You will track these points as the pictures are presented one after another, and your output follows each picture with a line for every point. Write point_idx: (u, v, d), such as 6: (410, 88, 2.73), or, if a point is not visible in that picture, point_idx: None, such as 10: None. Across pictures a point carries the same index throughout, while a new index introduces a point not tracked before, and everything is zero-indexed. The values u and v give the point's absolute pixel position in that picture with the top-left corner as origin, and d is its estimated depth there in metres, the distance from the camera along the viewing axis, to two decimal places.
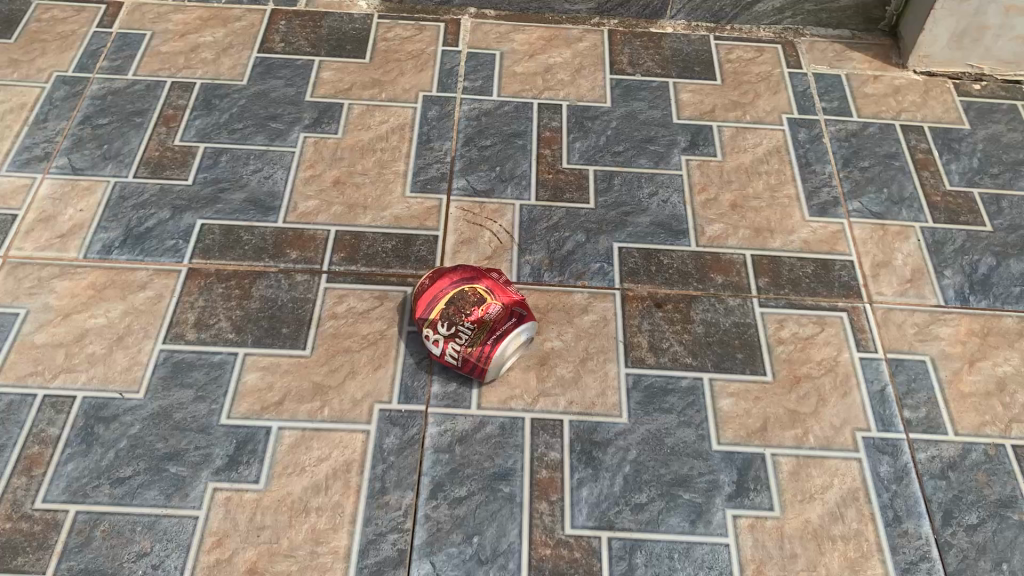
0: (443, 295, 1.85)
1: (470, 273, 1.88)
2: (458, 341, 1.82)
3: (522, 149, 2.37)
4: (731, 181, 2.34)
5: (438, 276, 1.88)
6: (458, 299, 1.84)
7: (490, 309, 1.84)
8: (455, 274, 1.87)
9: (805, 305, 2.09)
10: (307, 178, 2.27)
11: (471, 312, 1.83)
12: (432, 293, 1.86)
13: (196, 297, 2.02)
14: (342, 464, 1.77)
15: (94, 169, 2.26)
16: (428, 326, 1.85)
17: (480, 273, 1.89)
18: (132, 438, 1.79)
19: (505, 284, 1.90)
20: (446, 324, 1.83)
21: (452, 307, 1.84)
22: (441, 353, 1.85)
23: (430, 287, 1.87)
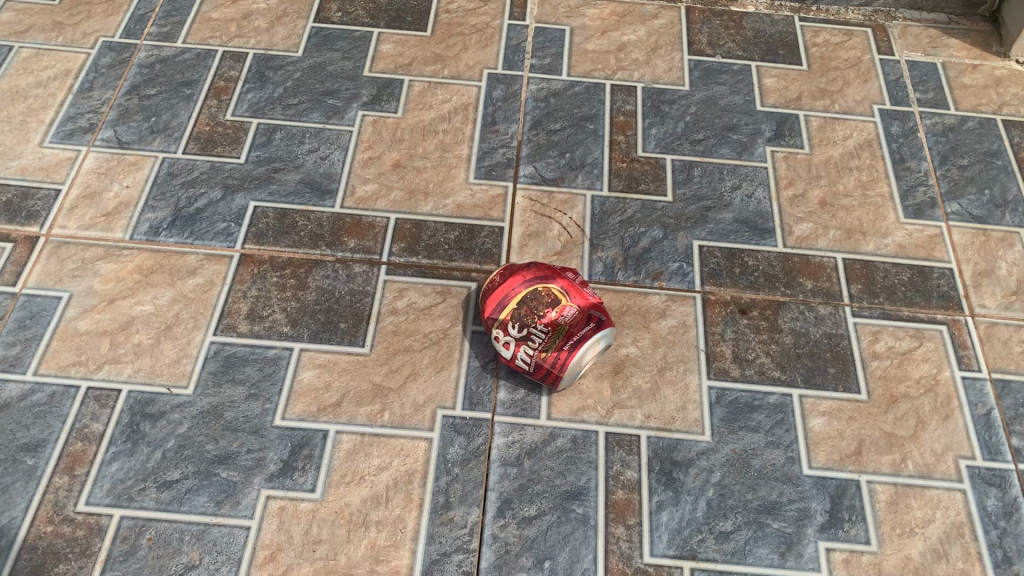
0: (514, 293, 1.63)
1: (544, 270, 1.66)
2: (531, 345, 1.64)
3: (594, 134, 2.21)
4: (820, 175, 2.18)
5: (509, 272, 1.66)
6: (531, 299, 1.62)
7: (566, 312, 1.62)
8: (528, 271, 1.64)
9: (901, 317, 1.93)
10: (366, 160, 2.13)
11: (546, 314, 1.61)
12: (501, 291, 1.64)
13: (249, 286, 1.89)
14: (403, 474, 1.65)
15: (141, 143, 2.14)
16: (496, 326, 1.65)
17: (554, 272, 1.67)
18: (180, 438, 1.68)
19: (581, 284, 1.68)
20: (516, 325, 1.63)
21: (524, 307, 1.62)
22: (512, 356, 1.68)
23: (499, 283, 1.65)
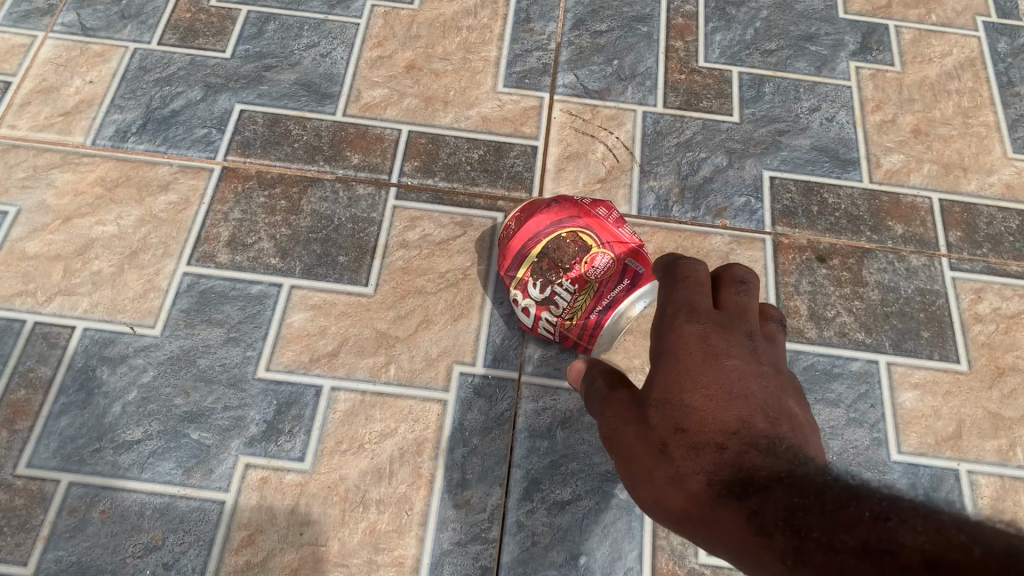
0: (532, 244, 1.31)
1: (568, 208, 1.32)
2: (554, 311, 1.35)
3: (647, 38, 1.85)
4: (914, 98, 1.83)
5: (524, 214, 1.33)
6: (552, 249, 1.30)
7: (597, 261, 1.29)
8: (550, 213, 1.31)
9: (1008, 273, 1.62)
10: (375, 59, 1.79)
11: (572, 268, 1.30)
12: (516, 241, 1.33)
13: (232, 207, 1.58)
14: (411, 443, 1.36)
15: (109, 30, 1.79)
16: (514, 282, 1.35)
17: (581, 208, 1.33)
18: (144, 389, 1.40)
19: (616, 221, 1.33)
20: (538, 282, 1.33)
21: (546, 261, 1.31)
22: (532, 323, 1.40)
23: (514, 231, 1.34)
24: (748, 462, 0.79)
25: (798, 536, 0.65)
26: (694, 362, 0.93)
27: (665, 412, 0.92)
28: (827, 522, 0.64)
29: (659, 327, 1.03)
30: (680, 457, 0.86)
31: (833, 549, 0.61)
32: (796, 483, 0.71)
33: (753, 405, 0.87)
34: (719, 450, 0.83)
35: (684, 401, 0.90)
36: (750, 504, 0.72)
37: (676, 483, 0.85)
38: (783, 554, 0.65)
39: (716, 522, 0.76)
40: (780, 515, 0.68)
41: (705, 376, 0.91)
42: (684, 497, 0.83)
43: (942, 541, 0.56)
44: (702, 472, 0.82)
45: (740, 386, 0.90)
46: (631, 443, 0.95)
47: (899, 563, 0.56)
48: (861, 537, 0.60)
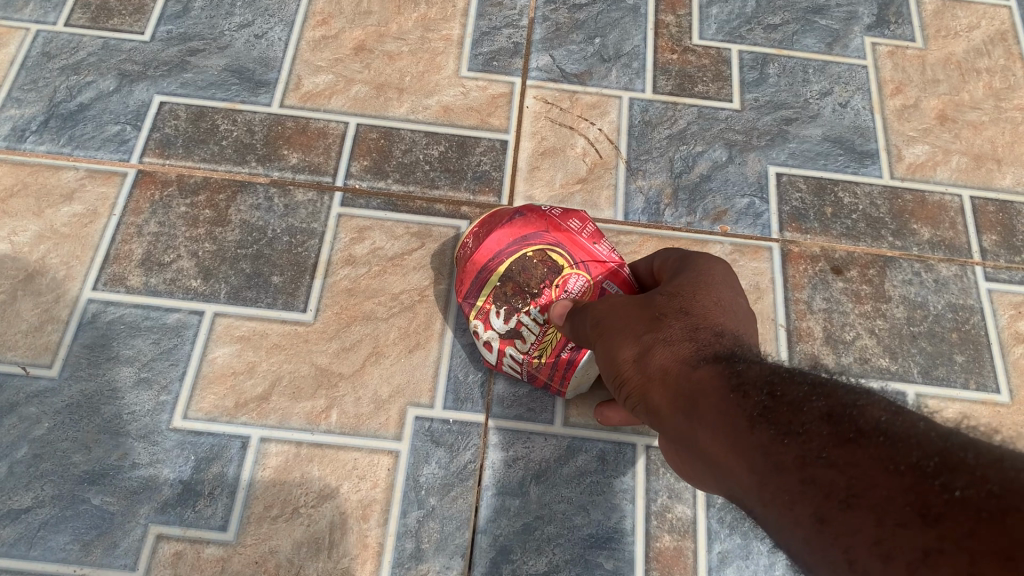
0: (492, 265, 1.10)
1: (534, 221, 1.11)
2: (519, 348, 1.13)
3: (634, 12, 1.61)
4: (938, 79, 1.61)
5: (482, 231, 1.12)
6: (516, 272, 1.09)
7: (570, 284, 1.09)
8: (509, 228, 1.10)
9: None
10: (318, 40, 1.54)
11: (540, 293, 1.09)
12: (473, 263, 1.11)
13: (147, 218, 1.34)
14: (355, 507, 1.15)
15: (8, 10, 1.54)
16: (472, 312, 1.13)
17: (549, 220, 1.11)
18: (36, 445, 1.17)
19: (592, 235, 1.12)
20: (501, 311, 1.11)
21: (509, 285, 1.10)
22: (497, 360, 1.18)
23: (471, 251, 1.12)
24: (739, 353, 0.77)
25: (777, 399, 0.65)
26: (713, 274, 0.91)
27: (667, 293, 0.89)
28: (805, 392, 0.65)
29: (679, 257, 1.00)
30: (670, 327, 0.83)
31: (811, 415, 0.62)
32: (784, 369, 0.71)
33: (745, 323, 0.87)
34: (715, 333, 0.81)
35: (694, 292, 0.88)
36: (738, 369, 0.72)
37: (660, 345, 0.82)
38: (756, 416, 0.65)
39: (695, 384, 0.74)
40: (769, 388, 0.67)
41: (721, 287, 0.90)
42: (665, 354, 0.80)
43: (910, 418, 0.58)
44: (694, 346, 0.79)
45: (742, 304, 0.90)
46: (611, 315, 0.91)
47: (856, 428, 0.58)
48: (836, 406, 0.62)
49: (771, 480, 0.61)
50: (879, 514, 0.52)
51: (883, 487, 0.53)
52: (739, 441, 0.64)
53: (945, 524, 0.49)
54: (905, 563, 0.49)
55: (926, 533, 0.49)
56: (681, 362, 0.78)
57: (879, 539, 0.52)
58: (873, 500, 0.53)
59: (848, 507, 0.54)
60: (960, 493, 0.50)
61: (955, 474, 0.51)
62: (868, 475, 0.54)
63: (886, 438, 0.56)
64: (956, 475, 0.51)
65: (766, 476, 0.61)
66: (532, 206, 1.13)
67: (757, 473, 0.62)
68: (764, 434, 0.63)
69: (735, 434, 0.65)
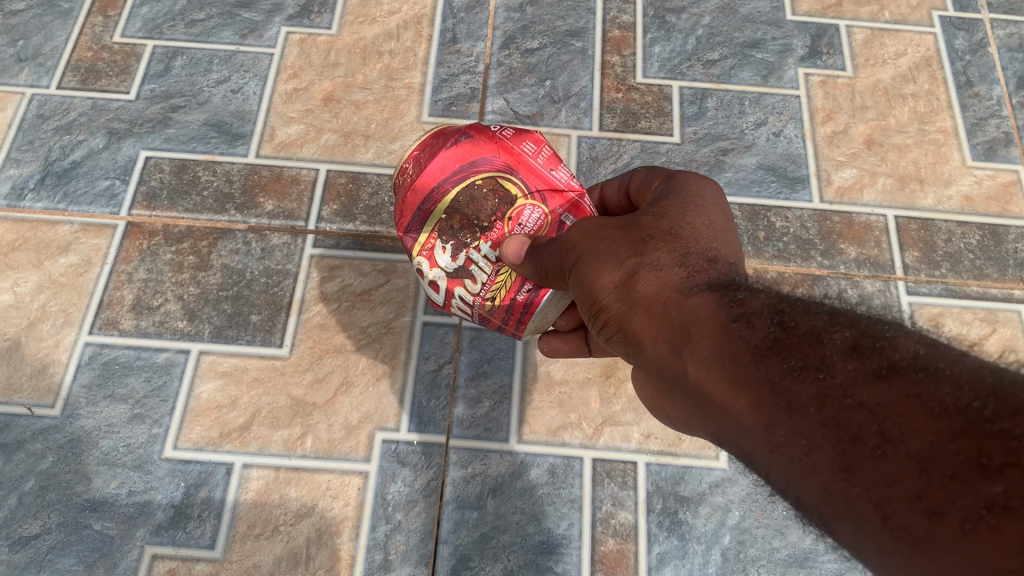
0: (438, 194, 0.97)
1: (483, 144, 0.99)
2: (468, 289, 1.02)
3: (582, 54, 1.74)
4: (866, 106, 1.73)
5: (425, 153, 0.98)
6: (466, 202, 0.98)
7: (524, 216, 1.00)
8: (458, 151, 0.98)
9: (968, 295, 1.53)
10: (290, 93, 1.68)
11: (491, 226, 1.00)
12: (415, 190, 0.98)
13: (136, 266, 1.48)
14: (331, 523, 1.28)
15: (4, 75, 1.68)
16: (415, 248, 1.01)
17: (502, 143, 1.00)
18: (42, 477, 1.30)
19: (548, 159, 1.03)
20: (449, 246, 1.00)
21: (456, 217, 0.98)
22: (444, 302, 1.07)
23: (413, 177, 0.98)
24: (735, 283, 0.87)
25: (787, 336, 0.75)
26: (701, 194, 0.98)
27: (653, 218, 0.94)
28: (816, 329, 0.75)
29: (663, 177, 1.06)
30: (659, 253, 0.90)
31: (832, 351, 0.72)
32: (783, 302, 0.81)
33: (733, 248, 0.96)
34: (706, 264, 0.89)
35: (683, 215, 0.94)
36: (738, 301, 0.81)
37: (647, 272, 0.89)
38: (766, 352, 0.74)
39: (690, 313, 0.82)
40: (775, 320, 0.77)
41: (709, 207, 0.97)
42: (656, 284, 0.88)
43: (933, 355, 0.68)
44: (691, 275, 0.87)
45: (732, 227, 0.98)
46: (587, 239, 0.93)
47: (887, 368, 0.67)
48: (857, 342, 0.72)
49: (787, 420, 0.70)
50: (920, 462, 0.61)
51: (927, 434, 0.61)
52: (750, 379, 0.74)
53: (1004, 472, 0.57)
54: (954, 518, 0.58)
55: (982, 484, 0.57)
56: (678, 287, 0.86)
57: (922, 488, 0.60)
58: (910, 447, 0.62)
59: (882, 454, 0.63)
60: (1015, 443, 0.58)
61: (1012, 420, 0.59)
62: (904, 423, 0.63)
63: (919, 376, 0.65)
64: (1011, 421, 0.59)
65: (779, 415, 0.71)
66: (480, 125, 1.01)
67: (766, 408, 0.72)
68: (774, 368, 0.73)
69: (739, 369, 0.75)
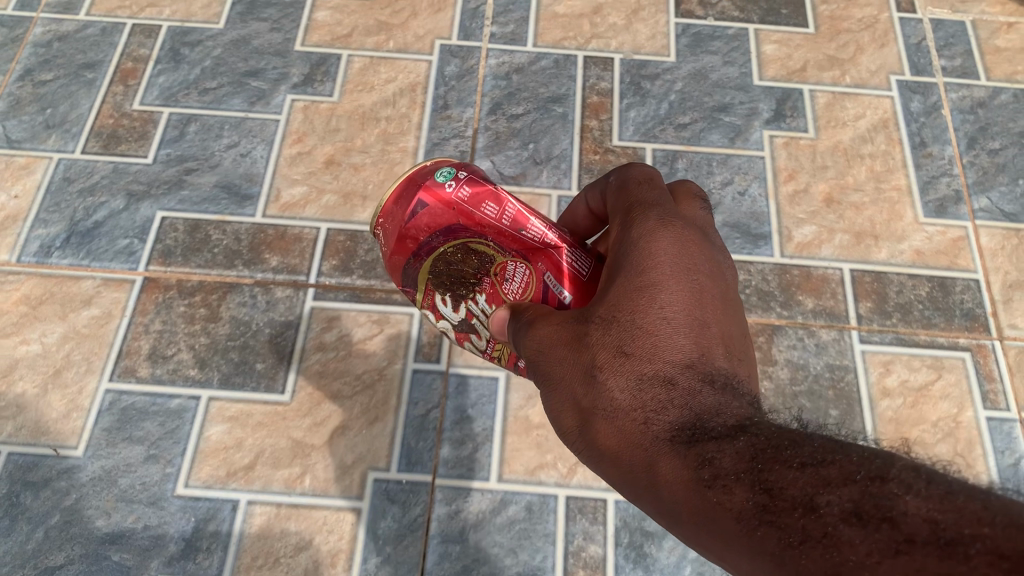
0: (418, 258, 1.06)
1: (441, 213, 1.01)
2: (475, 339, 1.14)
3: (563, 120, 1.90)
4: (826, 165, 1.86)
5: (391, 220, 1.04)
6: (447, 260, 1.06)
7: (507, 271, 1.04)
8: (420, 224, 1.02)
9: (917, 343, 1.65)
10: (294, 156, 1.83)
11: (480, 280, 1.06)
12: (394, 253, 1.07)
13: (152, 317, 1.62)
14: (326, 555, 1.41)
15: (33, 141, 1.84)
16: (421, 297, 1.14)
17: (459, 209, 1.00)
18: (66, 512, 1.44)
19: (513, 219, 1.01)
20: (447, 300, 1.11)
21: (444, 274, 1.08)
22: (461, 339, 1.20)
23: (391, 247, 1.07)
24: (707, 422, 0.74)
25: (775, 500, 0.62)
26: (657, 274, 0.85)
27: (602, 326, 0.86)
28: (802, 482, 0.61)
29: (619, 221, 0.95)
30: (610, 382, 0.83)
31: (833, 518, 0.57)
32: (764, 444, 0.68)
33: (711, 340, 0.82)
34: (665, 384, 0.79)
35: (631, 315, 0.84)
36: (707, 455, 0.70)
37: (604, 421, 0.82)
38: (756, 525, 0.62)
39: (662, 475, 0.74)
40: (758, 483, 0.64)
41: (665, 292, 0.83)
42: (624, 430, 0.80)
43: (955, 511, 0.51)
44: (650, 413, 0.78)
45: (708, 308, 0.84)
46: (550, 359, 0.89)
47: (900, 533, 0.52)
48: (857, 501, 0.56)
49: None
50: None
51: None
52: (739, 555, 0.63)
53: None
54: None
55: None
56: (637, 432, 0.78)
57: None
58: None
59: None
60: None
61: None
62: None
63: (945, 547, 0.49)
64: None
65: None
66: (434, 188, 1.00)
67: None
68: (769, 542, 0.60)
69: (736, 548, 0.63)
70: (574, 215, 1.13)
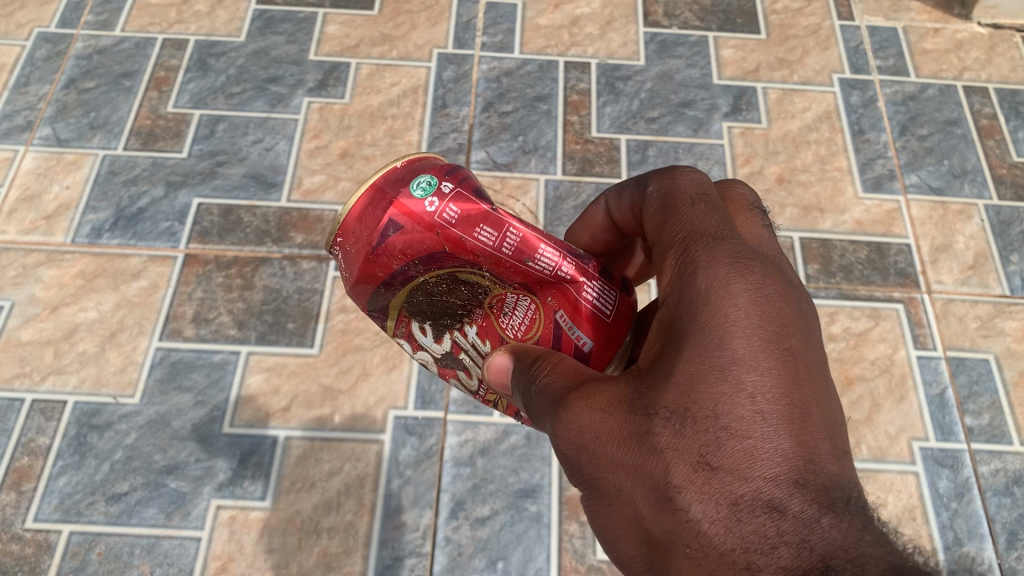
0: (391, 287, 0.99)
1: (420, 236, 0.91)
2: (461, 370, 1.14)
3: (547, 116, 2.17)
4: (778, 151, 2.14)
5: (355, 242, 0.93)
6: (428, 284, 1.00)
7: (507, 303, 1.02)
8: (397, 248, 0.92)
9: (858, 297, 1.91)
10: (313, 150, 2.08)
11: (471, 310, 1.05)
12: (361, 282, 0.98)
13: (194, 287, 1.85)
14: (355, 478, 1.64)
15: (80, 140, 2.08)
16: (395, 323, 1.11)
17: (444, 234, 0.91)
18: (128, 449, 1.67)
19: (516, 247, 0.92)
20: (428, 328, 1.10)
21: (424, 299, 1.04)
22: (440, 371, 1.18)
23: (354, 272, 0.96)
24: (827, 558, 0.69)
25: None
26: (737, 358, 0.79)
27: (674, 426, 0.79)
28: None
29: (672, 279, 0.89)
30: (694, 503, 0.77)
31: None
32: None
33: (811, 439, 0.77)
34: (768, 512, 0.74)
35: (712, 409, 0.78)
36: None
37: (690, 555, 0.77)
38: None
39: None
40: None
41: (749, 379, 0.78)
42: (717, 563, 0.75)
43: None
44: (755, 553, 0.73)
45: (797, 398, 0.78)
46: (603, 466, 0.85)
47: None
48: None
49: None
50: None
51: None
52: None
53: None
54: None
55: None
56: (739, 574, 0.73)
57: None
58: None
59: None
60: None
61: None
62: None
63: None
64: None
65: None
66: (413, 208, 0.90)
67: None
68: None
69: None
70: (590, 226, 1.10)
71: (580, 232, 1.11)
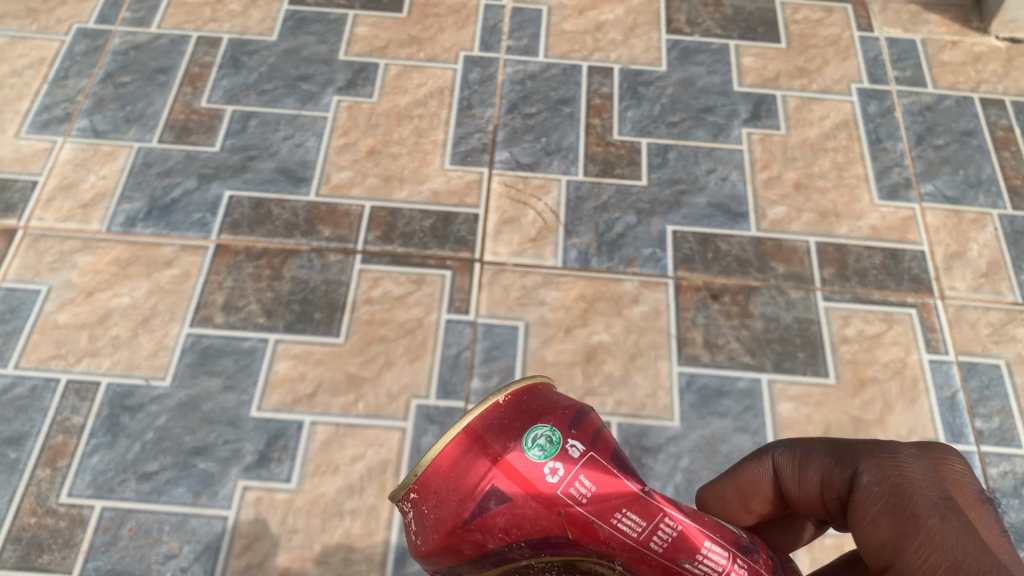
0: (476, 546, 0.94)
1: (531, 509, 0.92)
2: None
3: (570, 119, 2.22)
4: (796, 157, 2.18)
5: (447, 503, 0.93)
6: (533, 567, 0.96)
7: None
8: (506, 477, 0.91)
9: (872, 301, 1.95)
10: (341, 147, 2.14)
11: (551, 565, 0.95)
12: (444, 541, 0.94)
13: (225, 277, 1.91)
14: (378, 463, 1.69)
15: (117, 132, 2.14)
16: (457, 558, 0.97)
17: (569, 515, 0.91)
18: (159, 430, 1.72)
19: (665, 540, 0.92)
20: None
21: (500, 561, 0.96)
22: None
23: (443, 516, 0.93)
24: None
25: None
26: None
27: None
28: None
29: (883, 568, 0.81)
30: None
31: None
32: None
33: None
34: None
35: None
36: None
37: None
38: None
39: None
40: None
41: None
42: None
43: None
44: None
45: None
46: None
47: None
48: None
49: None
50: None
51: None
52: None
53: None
54: None
55: None
56: None
57: None
58: None
59: None
60: None
61: None
62: None
63: None
64: None
65: None
66: (531, 475, 0.92)
67: None
68: None
69: None
70: (721, 501, 1.02)
71: (730, 494, 1.01)
